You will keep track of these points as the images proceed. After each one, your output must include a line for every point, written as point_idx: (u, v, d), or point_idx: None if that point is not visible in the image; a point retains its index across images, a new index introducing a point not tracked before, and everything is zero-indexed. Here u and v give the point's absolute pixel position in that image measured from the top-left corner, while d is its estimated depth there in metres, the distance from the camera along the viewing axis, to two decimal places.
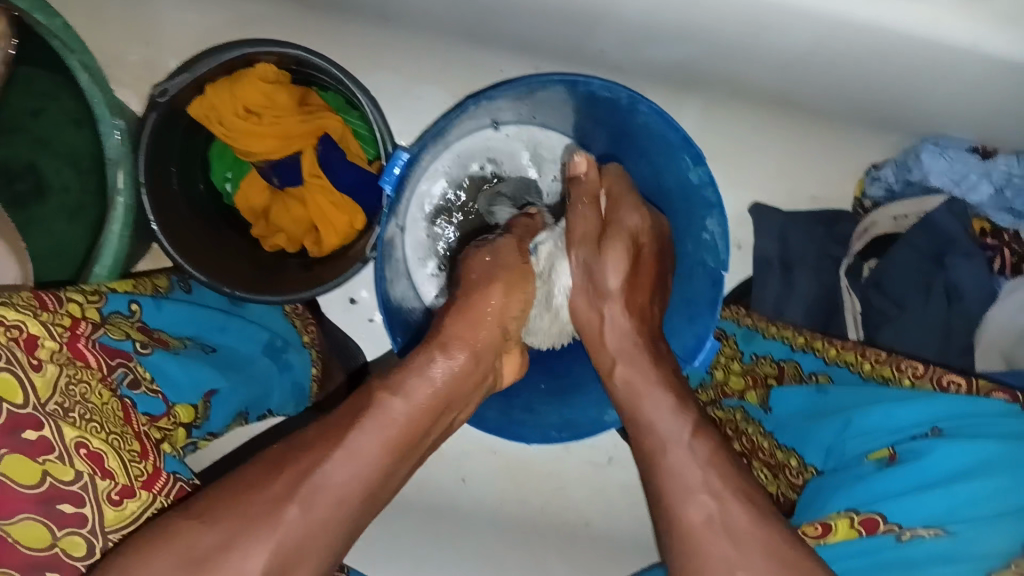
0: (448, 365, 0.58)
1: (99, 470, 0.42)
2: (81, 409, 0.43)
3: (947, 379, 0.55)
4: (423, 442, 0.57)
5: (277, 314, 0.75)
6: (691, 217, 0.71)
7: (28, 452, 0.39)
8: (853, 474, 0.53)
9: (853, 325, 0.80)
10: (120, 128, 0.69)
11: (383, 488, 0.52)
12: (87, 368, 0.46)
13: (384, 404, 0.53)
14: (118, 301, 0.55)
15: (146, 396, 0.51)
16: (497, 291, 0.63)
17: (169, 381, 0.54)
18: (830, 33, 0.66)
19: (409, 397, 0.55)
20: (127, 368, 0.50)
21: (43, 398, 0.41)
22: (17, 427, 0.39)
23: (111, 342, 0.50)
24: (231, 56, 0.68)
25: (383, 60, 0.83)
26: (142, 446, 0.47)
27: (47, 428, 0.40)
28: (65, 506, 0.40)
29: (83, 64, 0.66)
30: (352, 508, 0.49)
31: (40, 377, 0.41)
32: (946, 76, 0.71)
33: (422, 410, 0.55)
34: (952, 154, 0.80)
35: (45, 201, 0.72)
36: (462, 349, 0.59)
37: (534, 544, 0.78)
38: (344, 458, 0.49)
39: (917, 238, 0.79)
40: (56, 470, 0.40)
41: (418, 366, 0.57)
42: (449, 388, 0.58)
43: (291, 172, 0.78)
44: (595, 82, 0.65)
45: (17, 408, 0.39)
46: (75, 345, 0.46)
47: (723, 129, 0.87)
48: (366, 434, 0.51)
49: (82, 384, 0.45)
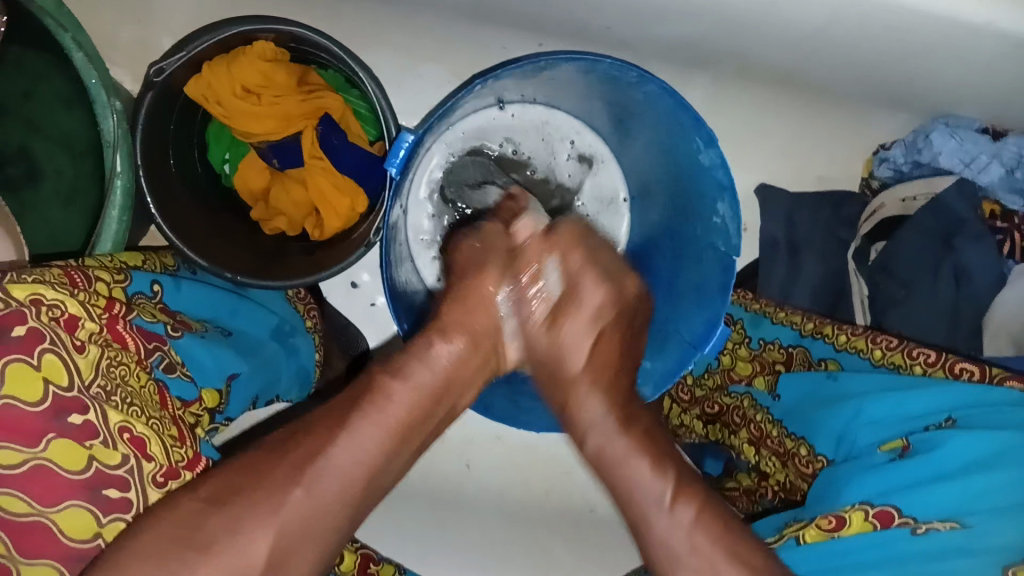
0: (449, 349, 0.58)
1: (143, 455, 0.41)
2: (121, 392, 0.42)
3: (960, 367, 0.54)
4: (427, 432, 0.55)
5: (280, 297, 0.74)
6: (701, 199, 0.70)
7: (74, 437, 0.37)
8: (865, 464, 0.52)
9: (860, 309, 0.80)
10: (117, 109, 0.65)
11: (384, 474, 0.51)
12: (126, 350, 0.45)
13: (385, 391, 0.53)
14: (141, 281, 0.53)
15: (180, 381, 0.50)
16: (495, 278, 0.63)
17: (199, 366, 0.53)
18: (844, 10, 0.65)
19: (410, 380, 0.54)
20: (163, 352, 0.49)
21: (86, 380, 0.39)
22: (63, 410, 0.37)
23: (145, 324, 0.49)
24: (228, 33, 0.66)
25: (384, 37, 0.81)
26: (179, 431, 0.46)
27: (93, 411, 0.38)
28: (110, 492, 0.39)
29: (77, 42, 0.64)
30: (353, 496, 0.48)
31: (82, 359, 0.40)
32: (961, 55, 0.70)
33: (425, 395, 0.55)
34: (963, 133, 0.79)
35: (41, 184, 0.71)
36: (461, 335, 0.59)
37: (539, 529, 0.77)
38: (346, 445, 0.48)
39: (925, 220, 0.78)
40: (103, 455, 0.38)
41: (422, 352, 0.57)
42: (451, 374, 0.57)
43: (291, 154, 0.76)
44: (605, 62, 0.63)
45: (62, 390, 0.37)
46: (114, 327, 0.45)
47: (730, 108, 0.85)
48: (367, 423, 0.50)
49: (120, 367, 0.43)
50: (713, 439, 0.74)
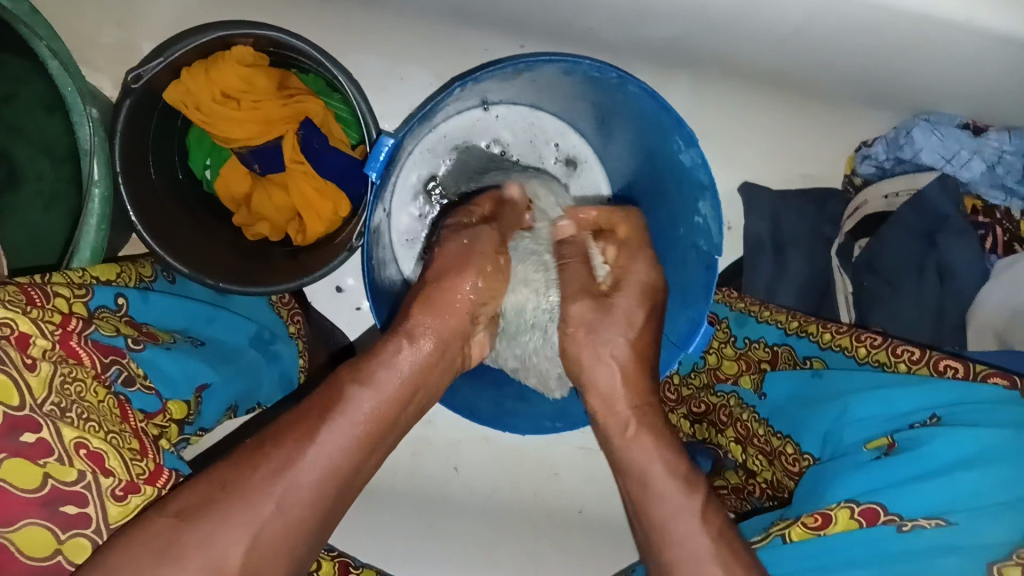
0: (416, 352, 0.56)
1: (100, 469, 0.41)
2: (77, 408, 0.42)
3: (944, 364, 0.55)
4: (393, 432, 0.54)
5: (262, 304, 0.74)
6: (683, 200, 0.70)
7: (27, 454, 0.38)
8: (850, 463, 0.52)
9: (845, 305, 0.81)
10: (94, 117, 0.64)
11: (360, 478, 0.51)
12: (82, 365, 0.45)
13: (350, 396, 0.51)
14: (104, 295, 0.53)
15: (142, 394, 0.50)
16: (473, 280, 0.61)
17: (163, 377, 0.52)
18: (825, 8, 0.65)
19: (377, 387, 0.53)
20: (122, 365, 0.49)
21: (39, 398, 0.39)
22: (16, 429, 0.38)
23: (104, 339, 0.48)
24: (210, 37, 0.65)
25: (365, 40, 0.81)
26: (140, 444, 0.46)
27: (45, 429, 0.38)
28: (67, 508, 0.39)
29: (52, 50, 0.62)
30: (321, 507, 0.48)
31: (35, 377, 0.39)
32: (941, 52, 0.70)
33: (392, 399, 0.53)
34: (943, 130, 0.80)
35: (19, 191, 0.70)
36: (431, 337, 0.57)
37: (527, 531, 0.77)
38: (318, 454, 0.48)
39: (908, 216, 0.78)
40: (59, 472, 0.39)
41: (388, 353, 0.55)
42: (419, 376, 0.56)
43: (271, 157, 0.75)
44: (584, 63, 0.63)
45: (14, 409, 0.38)
46: (68, 343, 0.45)
47: (713, 107, 0.85)
48: (339, 428, 0.49)
49: (76, 383, 0.43)
50: (701, 439, 0.75)
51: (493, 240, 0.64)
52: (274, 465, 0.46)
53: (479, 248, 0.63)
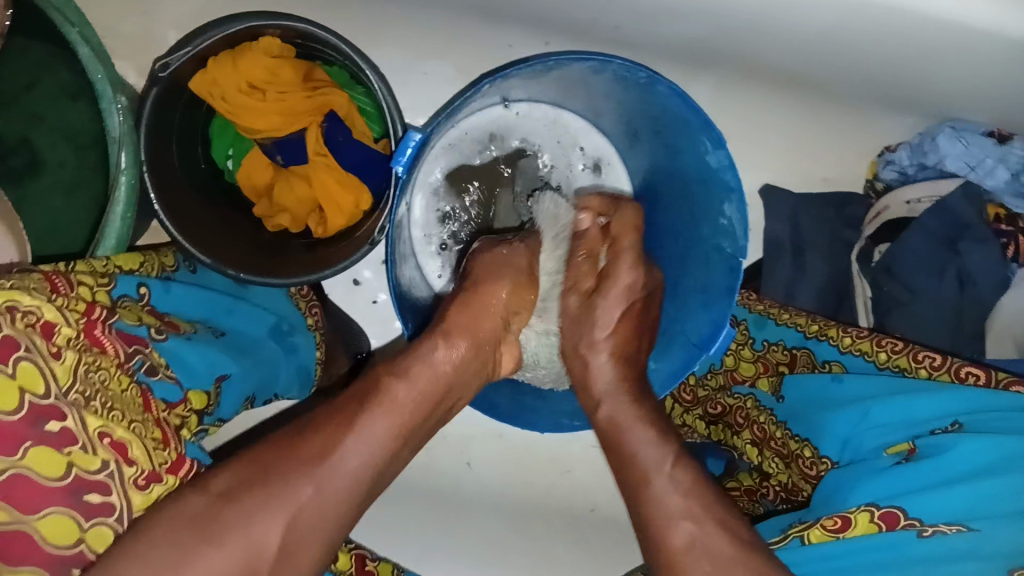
0: (450, 353, 0.58)
1: (123, 458, 0.41)
2: (101, 397, 0.42)
3: (965, 370, 0.54)
4: (421, 435, 0.56)
5: (282, 295, 0.74)
6: (707, 201, 0.70)
7: (53, 443, 0.38)
8: (870, 467, 0.52)
9: (864, 309, 0.81)
10: (123, 105, 0.65)
11: (385, 474, 0.51)
12: (105, 354, 0.45)
13: (389, 390, 0.53)
14: (127, 284, 0.53)
15: (164, 382, 0.50)
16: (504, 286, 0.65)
17: (184, 366, 0.52)
18: (853, 13, 0.65)
19: (413, 381, 0.54)
20: (145, 354, 0.49)
21: (64, 386, 0.39)
22: (41, 418, 0.37)
23: (127, 328, 0.49)
24: (238, 28, 0.65)
25: (389, 34, 0.81)
26: (162, 433, 0.46)
27: (70, 418, 0.38)
28: (90, 497, 0.39)
29: (84, 37, 0.63)
30: (358, 495, 0.48)
31: (60, 365, 0.39)
32: (968, 60, 0.70)
33: (426, 394, 0.55)
34: (969, 137, 0.79)
35: (40, 177, 0.70)
36: (463, 338, 0.60)
37: (540, 528, 0.77)
38: (359, 441, 0.49)
39: (930, 223, 0.77)
40: (83, 461, 0.39)
41: (419, 352, 0.57)
42: (450, 378, 0.58)
43: (295, 148, 0.76)
44: (613, 62, 0.63)
45: (39, 398, 0.37)
46: (92, 332, 0.44)
47: (735, 108, 0.85)
48: (378, 418, 0.51)
49: (100, 372, 0.43)
50: (716, 440, 0.74)
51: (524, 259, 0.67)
52: (315, 449, 0.47)
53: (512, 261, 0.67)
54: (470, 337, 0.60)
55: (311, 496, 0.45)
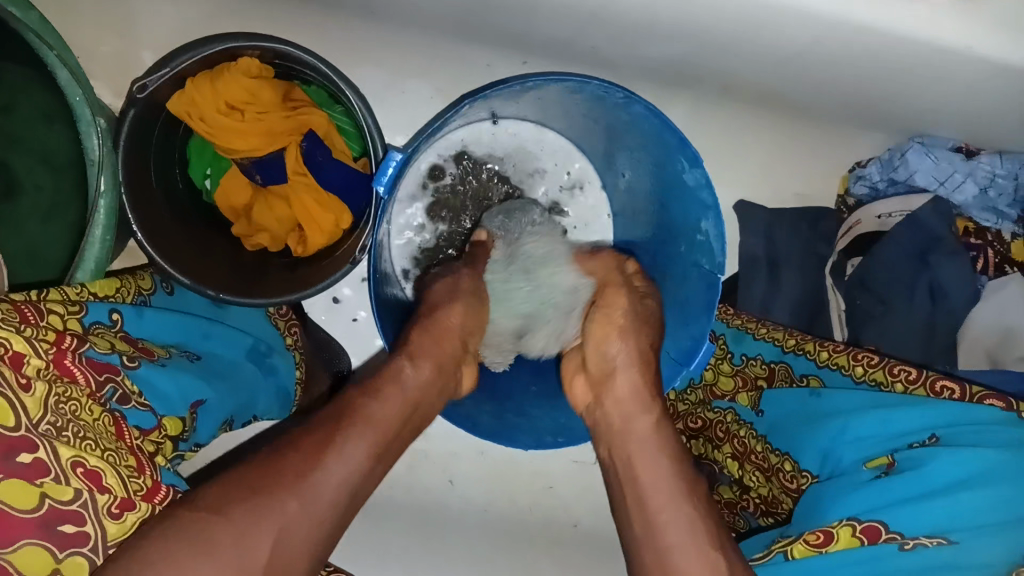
0: (417, 371, 0.58)
1: (97, 487, 0.41)
2: (74, 426, 0.42)
3: (942, 385, 0.55)
4: (394, 450, 0.55)
5: (260, 317, 0.74)
6: (686, 218, 0.71)
7: (25, 475, 0.38)
8: (850, 482, 0.53)
9: (838, 324, 0.82)
10: (102, 127, 0.64)
11: (362, 492, 0.50)
12: (75, 385, 0.45)
13: (364, 406, 0.53)
14: (99, 311, 0.53)
15: (137, 411, 0.50)
16: (457, 309, 0.64)
17: (157, 394, 0.52)
18: (826, 33, 0.66)
19: (384, 402, 0.54)
20: (117, 383, 0.48)
21: (35, 417, 0.39)
22: (13, 449, 0.37)
23: (99, 355, 0.48)
24: (215, 49, 0.65)
25: (367, 54, 0.81)
26: (137, 461, 0.46)
27: (42, 449, 0.39)
28: (66, 527, 0.39)
29: (62, 60, 0.62)
30: (337, 512, 0.48)
31: (30, 397, 0.39)
32: (939, 78, 0.71)
33: (395, 416, 0.54)
34: (937, 152, 0.81)
35: (16, 200, 0.69)
36: (429, 361, 0.59)
37: (526, 545, 0.77)
38: (339, 459, 0.48)
39: (902, 236, 0.79)
40: (54, 491, 0.39)
41: (388, 372, 0.57)
42: (417, 397, 0.57)
43: (273, 170, 0.75)
44: (592, 83, 0.64)
45: (10, 430, 0.38)
46: (63, 362, 0.44)
47: (710, 126, 0.87)
48: (356, 437, 0.50)
49: (71, 403, 0.43)
50: (696, 455, 0.75)
51: (473, 278, 0.69)
52: (296, 468, 0.46)
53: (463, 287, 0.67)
54: (436, 360, 0.60)
55: (304, 517, 0.46)
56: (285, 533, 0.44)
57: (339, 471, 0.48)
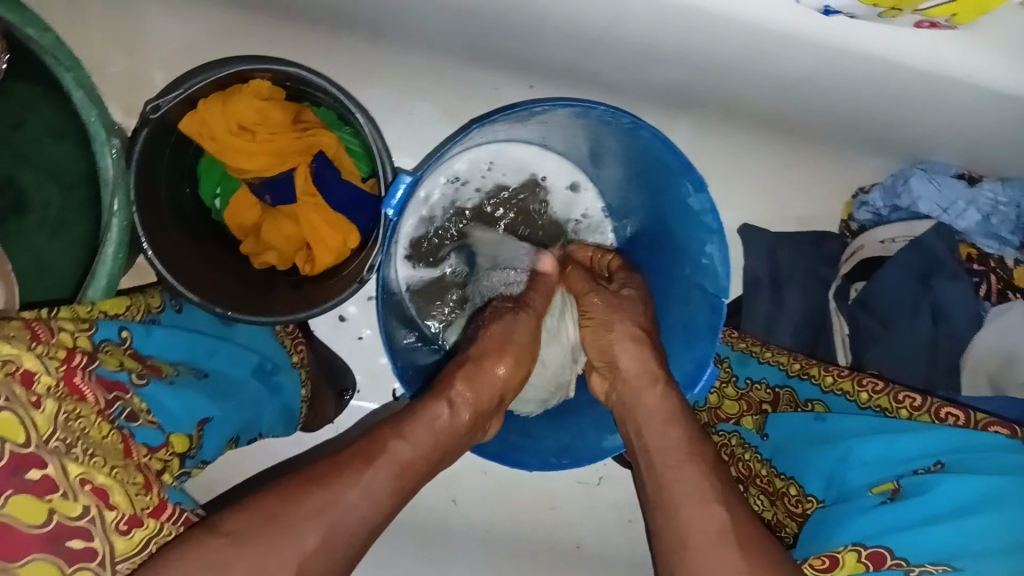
0: (456, 417, 0.59)
1: (105, 504, 0.41)
2: (82, 444, 0.42)
3: (946, 411, 0.56)
4: (422, 482, 0.56)
5: (267, 335, 0.74)
6: (690, 244, 0.72)
7: (33, 491, 0.38)
8: (855, 507, 0.53)
9: (842, 347, 0.81)
10: (116, 148, 0.67)
11: (383, 525, 0.52)
12: (84, 402, 0.45)
13: (393, 449, 0.54)
14: (108, 328, 0.53)
15: (145, 428, 0.50)
16: (505, 365, 0.65)
17: (166, 411, 0.52)
18: (833, 59, 0.67)
19: (416, 443, 0.55)
20: (125, 401, 0.49)
21: (44, 435, 0.39)
22: (21, 466, 0.38)
23: (107, 374, 0.49)
24: (227, 71, 0.66)
25: (376, 76, 0.82)
26: (145, 479, 0.46)
27: (51, 466, 0.39)
28: (73, 543, 0.39)
29: (77, 81, 0.65)
30: (356, 547, 0.49)
31: (39, 414, 0.40)
32: (941, 104, 0.72)
33: (426, 457, 0.56)
34: (940, 179, 0.82)
35: (27, 217, 0.69)
36: (467, 408, 0.60)
37: (528, 564, 0.77)
38: (361, 495, 0.50)
39: (905, 261, 0.79)
40: (62, 507, 0.39)
41: (382, 459, 0.53)
42: (451, 439, 0.59)
43: (283, 189, 0.77)
44: (599, 108, 0.65)
45: (20, 447, 0.38)
46: (71, 379, 0.45)
47: (713, 147, 0.88)
48: (381, 478, 0.51)
49: (79, 420, 0.43)
50: None
51: (529, 326, 0.69)
52: (318, 503, 0.47)
53: (517, 332, 0.68)
54: (476, 406, 0.61)
55: (316, 545, 0.46)
56: (302, 569, 0.45)
57: (357, 508, 0.49)
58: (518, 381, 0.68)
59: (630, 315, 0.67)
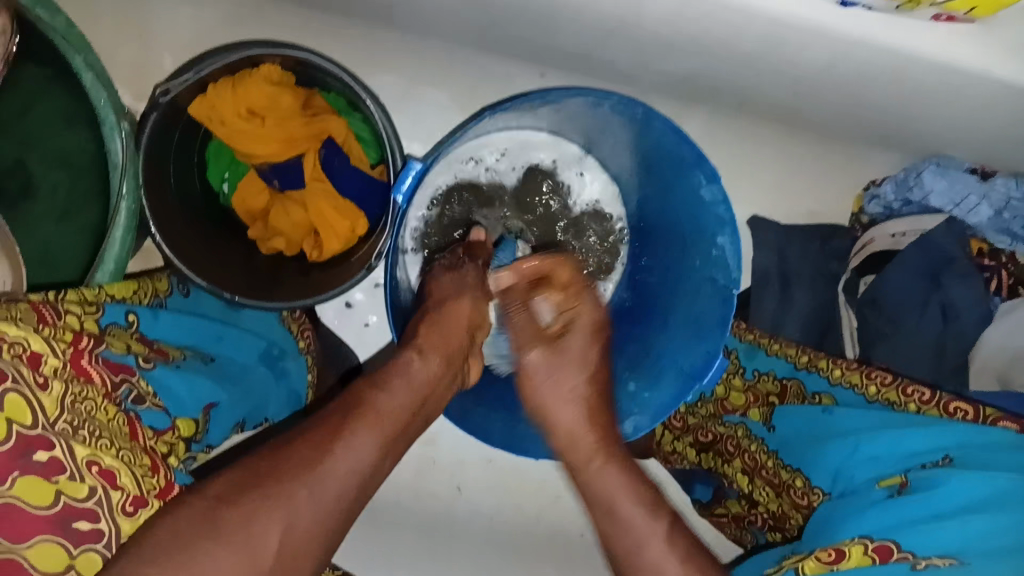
0: (425, 366, 0.62)
1: (112, 485, 0.41)
2: (88, 426, 0.42)
3: (955, 406, 0.56)
4: (408, 438, 0.58)
5: (274, 321, 0.74)
6: (701, 235, 0.71)
7: (41, 473, 0.38)
8: (863, 500, 0.53)
9: (850, 341, 0.80)
10: (126, 130, 0.65)
11: (374, 482, 0.53)
12: (92, 384, 0.45)
13: (371, 403, 0.55)
14: (115, 312, 0.53)
15: (151, 411, 0.50)
16: (468, 301, 0.68)
17: (171, 395, 0.52)
18: (848, 51, 0.66)
19: (392, 392, 0.58)
20: (132, 384, 0.49)
21: (52, 417, 0.39)
22: (29, 447, 0.38)
23: (114, 357, 0.48)
24: (239, 55, 0.66)
25: (387, 63, 0.82)
26: (151, 461, 0.46)
27: (58, 448, 0.39)
28: (79, 524, 0.39)
29: (88, 63, 0.64)
30: (347, 499, 0.50)
31: (47, 396, 0.40)
32: (955, 98, 0.71)
33: (405, 405, 0.58)
34: (952, 174, 0.81)
35: (37, 199, 0.70)
36: (436, 354, 0.63)
37: (532, 553, 0.77)
38: (346, 450, 0.51)
39: (915, 254, 0.78)
40: (71, 489, 0.39)
41: (365, 414, 0.54)
42: (427, 387, 0.61)
43: (291, 174, 0.77)
44: (611, 97, 0.65)
45: (27, 429, 0.38)
46: (79, 361, 0.45)
47: (724, 139, 0.87)
48: (365, 431, 0.53)
49: (86, 402, 0.43)
50: (706, 467, 0.75)
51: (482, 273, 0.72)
52: (305, 459, 0.49)
53: (471, 277, 0.70)
54: (444, 352, 0.64)
55: (305, 497, 0.47)
56: (293, 526, 0.46)
57: (344, 461, 0.50)
58: (484, 326, 0.70)
59: (581, 374, 0.68)
